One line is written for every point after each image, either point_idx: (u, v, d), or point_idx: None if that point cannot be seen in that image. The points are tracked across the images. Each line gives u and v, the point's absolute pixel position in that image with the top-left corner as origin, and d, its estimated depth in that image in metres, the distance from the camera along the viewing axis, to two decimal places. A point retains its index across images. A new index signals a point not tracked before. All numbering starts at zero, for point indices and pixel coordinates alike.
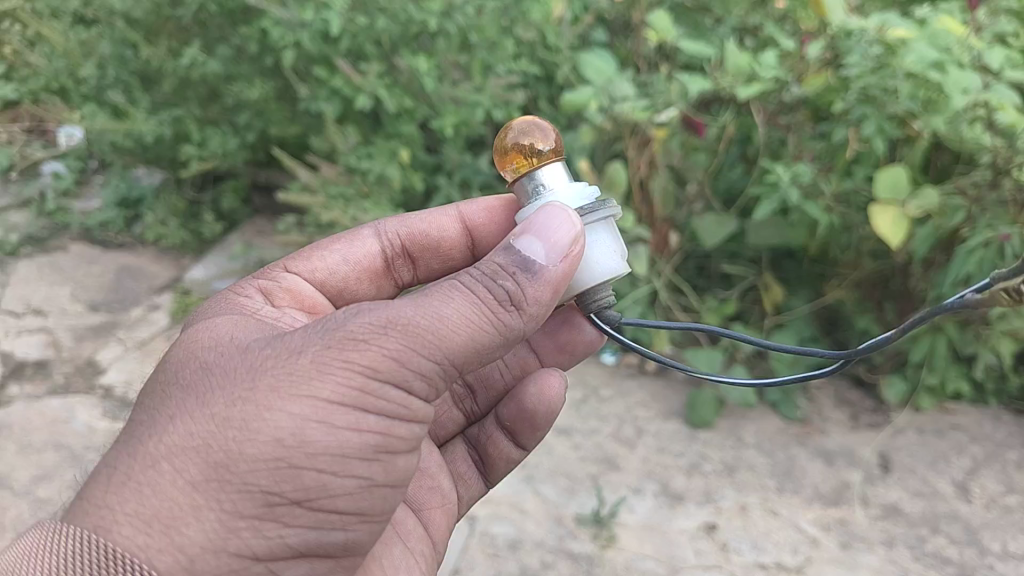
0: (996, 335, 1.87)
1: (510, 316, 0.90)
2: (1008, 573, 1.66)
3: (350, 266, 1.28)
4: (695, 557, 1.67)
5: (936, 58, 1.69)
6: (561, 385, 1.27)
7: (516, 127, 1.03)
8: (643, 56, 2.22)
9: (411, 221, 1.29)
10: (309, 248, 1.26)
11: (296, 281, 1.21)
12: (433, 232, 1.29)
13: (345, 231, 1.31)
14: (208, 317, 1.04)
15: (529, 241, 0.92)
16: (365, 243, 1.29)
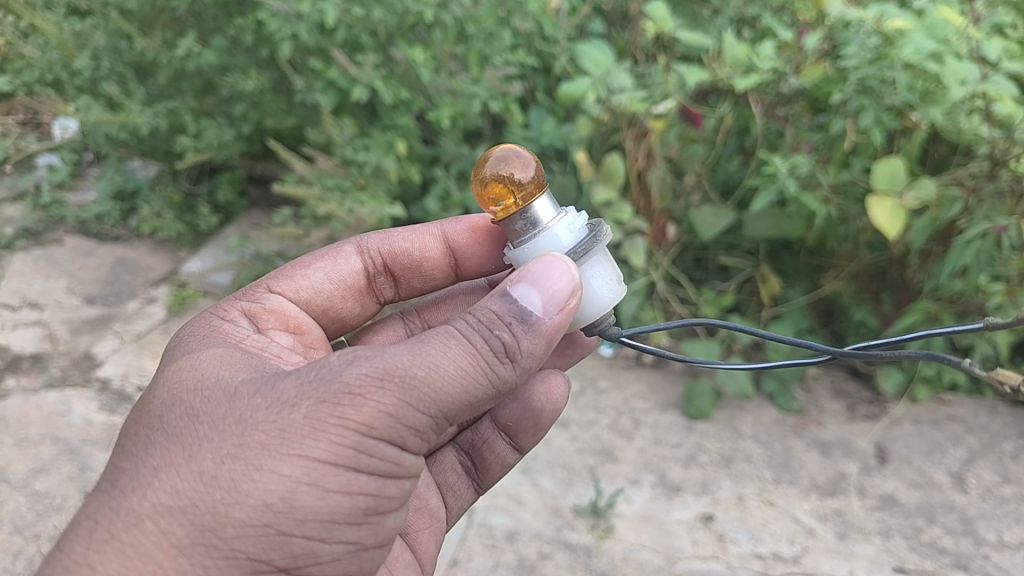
0: (993, 325, 1.86)
1: (504, 367, 0.89)
2: (1004, 563, 1.67)
3: (333, 284, 1.28)
4: (692, 547, 1.68)
5: (934, 50, 1.68)
6: (563, 387, 1.29)
7: (496, 161, 1.01)
8: (640, 47, 2.21)
9: (393, 238, 1.30)
10: (292, 268, 1.26)
11: (280, 302, 1.21)
12: (415, 249, 1.30)
13: (326, 247, 1.31)
14: (191, 347, 1.02)
15: (524, 289, 0.91)
16: (348, 261, 1.29)
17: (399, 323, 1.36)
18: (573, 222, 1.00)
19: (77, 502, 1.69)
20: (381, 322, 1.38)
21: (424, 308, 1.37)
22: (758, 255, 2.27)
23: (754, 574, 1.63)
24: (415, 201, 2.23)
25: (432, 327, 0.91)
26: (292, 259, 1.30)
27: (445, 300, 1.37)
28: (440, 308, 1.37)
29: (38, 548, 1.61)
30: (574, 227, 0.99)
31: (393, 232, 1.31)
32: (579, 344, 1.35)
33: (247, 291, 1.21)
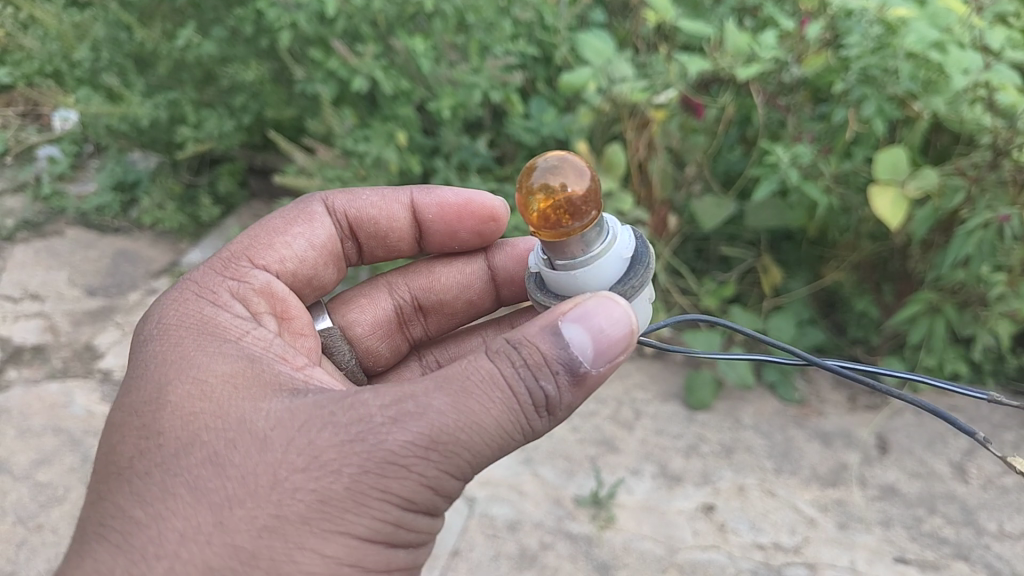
0: (994, 316, 1.85)
1: (542, 420, 0.91)
2: (1004, 553, 1.67)
3: (314, 248, 1.29)
4: (693, 537, 1.68)
5: (936, 39, 1.67)
6: None
7: (544, 168, 0.91)
8: (641, 36, 2.21)
9: (360, 200, 1.35)
10: (270, 239, 1.26)
11: (268, 279, 1.21)
12: (384, 215, 1.36)
13: (296, 209, 1.32)
14: (193, 356, 0.99)
15: (572, 327, 0.90)
16: (323, 225, 1.32)
17: (385, 298, 1.44)
18: (626, 239, 0.97)
19: (79, 494, 1.70)
20: (369, 294, 1.45)
21: (415, 286, 1.44)
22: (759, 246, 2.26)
23: (755, 564, 1.63)
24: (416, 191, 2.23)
25: (469, 366, 0.90)
26: (261, 223, 1.29)
27: (436, 279, 1.43)
28: (432, 286, 1.44)
29: (40, 539, 1.62)
30: (630, 246, 0.97)
31: (360, 194, 1.35)
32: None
33: (230, 265, 1.19)
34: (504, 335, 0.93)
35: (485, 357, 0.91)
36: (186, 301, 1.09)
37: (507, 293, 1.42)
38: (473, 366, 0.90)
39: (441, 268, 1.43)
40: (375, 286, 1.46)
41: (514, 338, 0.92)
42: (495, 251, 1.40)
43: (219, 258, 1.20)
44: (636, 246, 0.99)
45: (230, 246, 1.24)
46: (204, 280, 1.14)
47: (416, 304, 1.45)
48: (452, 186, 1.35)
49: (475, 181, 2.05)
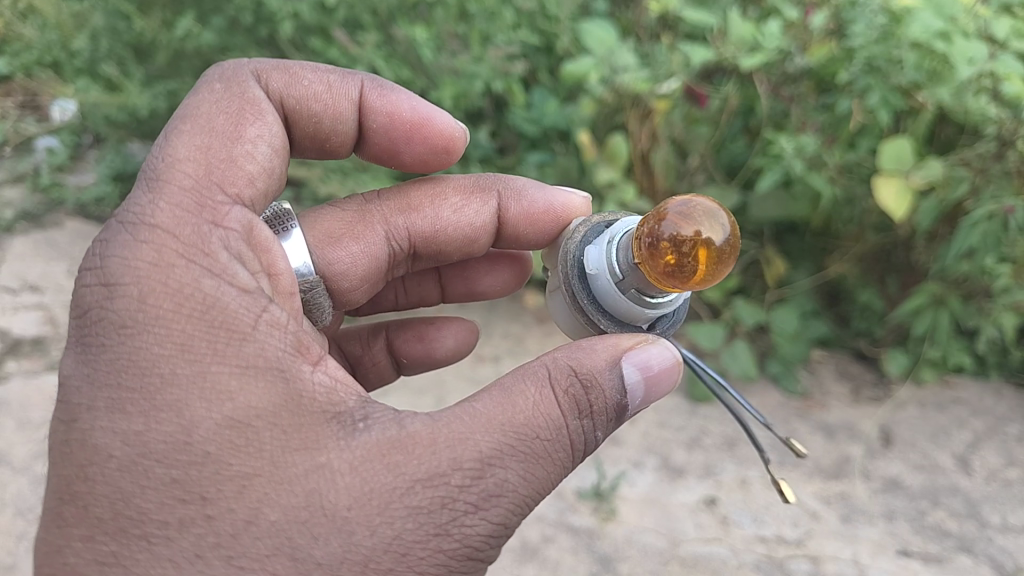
0: (998, 308, 1.87)
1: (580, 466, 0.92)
2: (1008, 546, 1.66)
3: (277, 152, 1.06)
4: (695, 530, 1.67)
5: (942, 28, 1.66)
6: (464, 339, 1.50)
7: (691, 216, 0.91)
8: (644, 27, 2.19)
9: (303, 83, 1.14)
10: (230, 151, 1.00)
11: (242, 212, 0.99)
12: (330, 104, 1.17)
13: (238, 99, 1.05)
14: (217, 378, 0.82)
15: (629, 368, 0.93)
16: (274, 119, 1.08)
17: (382, 241, 1.29)
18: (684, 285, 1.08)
19: None
20: (359, 236, 1.29)
21: (417, 235, 1.31)
22: (763, 237, 2.25)
23: (758, 556, 1.62)
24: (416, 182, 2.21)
25: (539, 417, 0.87)
26: (203, 123, 1.00)
27: (441, 228, 1.31)
28: (435, 238, 1.32)
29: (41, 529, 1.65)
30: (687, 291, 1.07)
31: (301, 75, 1.14)
32: (488, 289, 1.51)
33: (205, 201, 0.94)
34: (567, 361, 0.91)
35: (556, 397, 0.89)
36: (177, 274, 0.86)
37: (505, 245, 1.36)
38: (542, 417, 0.87)
39: (448, 217, 1.30)
40: (365, 223, 1.30)
41: (584, 372, 0.91)
42: (507, 201, 1.30)
43: (186, 191, 0.93)
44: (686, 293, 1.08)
45: (186, 171, 0.95)
46: (181, 232, 0.90)
47: (410, 250, 1.33)
48: (411, 93, 1.23)
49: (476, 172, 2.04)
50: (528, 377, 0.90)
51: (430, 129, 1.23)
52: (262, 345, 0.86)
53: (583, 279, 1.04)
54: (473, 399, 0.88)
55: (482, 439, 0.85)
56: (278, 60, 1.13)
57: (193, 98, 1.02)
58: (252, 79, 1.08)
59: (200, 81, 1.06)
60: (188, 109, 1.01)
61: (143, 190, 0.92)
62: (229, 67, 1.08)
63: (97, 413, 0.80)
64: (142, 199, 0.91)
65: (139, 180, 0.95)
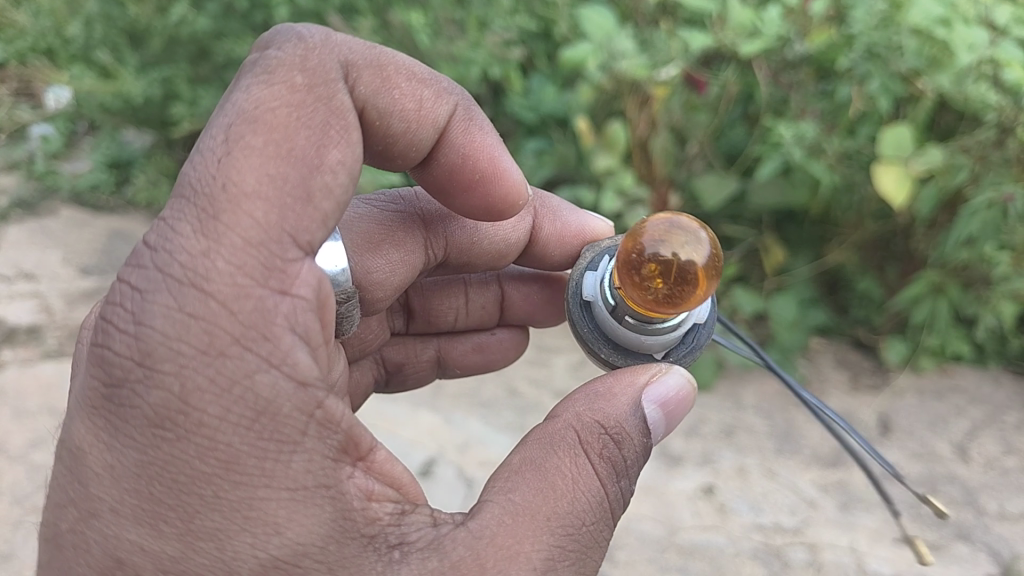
0: (999, 296, 1.85)
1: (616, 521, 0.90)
2: (1006, 534, 1.66)
3: (351, 172, 0.87)
4: (693, 518, 1.67)
5: (942, 14, 1.68)
6: (515, 356, 1.50)
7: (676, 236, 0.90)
8: (642, 13, 2.14)
9: (392, 92, 0.97)
10: (305, 183, 0.82)
11: (311, 264, 0.82)
12: (414, 117, 1.00)
13: (322, 106, 0.85)
14: (263, 508, 0.75)
15: (651, 408, 0.92)
16: (358, 136, 0.89)
17: (420, 251, 1.23)
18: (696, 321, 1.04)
19: None
20: (402, 243, 1.21)
21: (455, 246, 1.27)
22: (762, 225, 2.24)
23: (755, 545, 1.61)
24: None
25: (581, 500, 0.84)
26: (279, 139, 0.80)
27: (478, 240, 1.28)
28: (471, 250, 1.28)
29: (37, 518, 1.64)
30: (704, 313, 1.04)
31: (393, 82, 0.97)
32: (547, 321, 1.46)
33: (274, 262, 0.78)
34: (593, 419, 0.89)
35: (591, 466, 0.86)
36: (230, 368, 0.74)
37: (527, 262, 1.36)
38: (586, 497, 0.84)
39: (486, 230, 1.27)
40: (405, 229, 1.22)
41: (612, 424, 0.89)
42: (541, 218, 1.31)
43: (245, 247, 0.77)
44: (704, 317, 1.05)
45: (254, 213, 0.78)
46: (239, 308, 0.76)
47: (442, 257, 1.29)
48: (497, 138, 1.09)
49: None
50: (558, 448, 0.87)
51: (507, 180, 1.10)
52: (314, 460, 0.77)
53: (583, 305, 1.04)
54: (511, 490, 0.84)
55: (532, 549, 0.79)
56: (372, 52, 0.95)
57: (263, 91, 0.81)
58: (338, 73, 0.88)
59: (271, 56, 0.84)
60: (253, 106, 0.80)
61: (193, 230, 0.76)
62: (315, 47, 0.87)
63: (128, 519, 0.74)
64: (195, 247, 0.76)
65: (183, 201, 0.78)
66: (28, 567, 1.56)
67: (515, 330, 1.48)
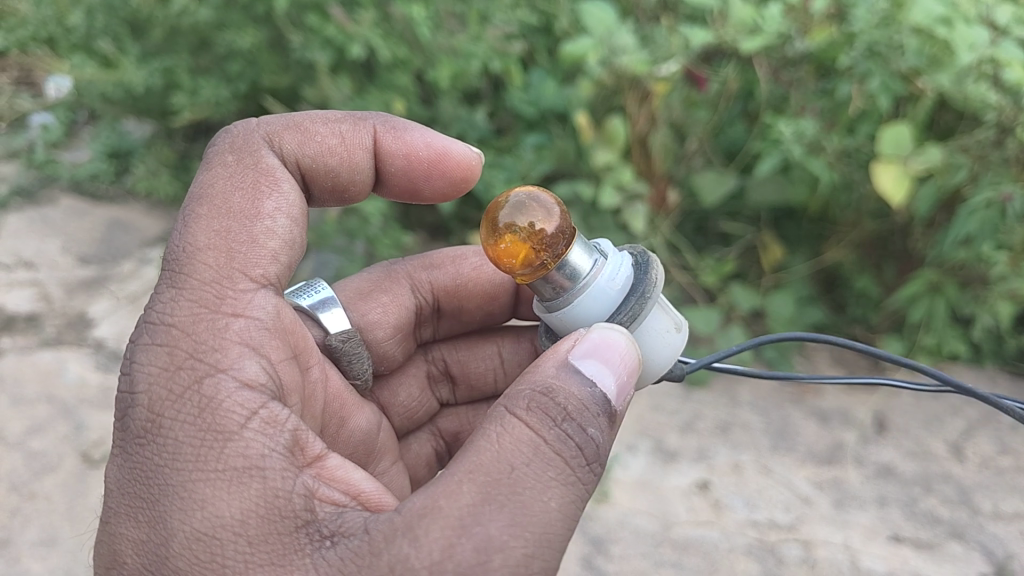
0: (995, 296, 1.86)
1: (592, 477, 0.80)
2: (999, 533, 1.66)
3: (293, 220, 1.00)
4: (687, 513, 1.68)
5: (942, 14, 1.68)
6: None
7: (519, 214, 0.88)
8: (644, 9, 2.15)
9: (315, 141, 1.06)
10: (249, 231, 0.95)
11: (267, 297, 0.94)
12: (342, 162, 1.08)
13: (252, 173, 0.99)
14: (196, 490, 0.78)
15: (591, 363, 0.83)
16: (291, 186, 1.01)
17: (407, 292, 1.31)
18: (616, 290, 0.90)
19: (73, 462, 1.73)
20: (388, 290, 1.30)
21: (441, 289, 1.32)
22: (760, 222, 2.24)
23: (749, 540, 1.62)
24: None
25: (506, 450, 0.77)
26: (220, 205, 0.95)
27: (462, 280, 1.32)
28: (458, 293, 1.33)
29: (33, 507, 1.64)
30: (617, 275, 0.90)
31: (312, 129, 1.07)
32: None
33: (226, 291, 0.91)
34: (523, 385, 0.83)
35: (521, 423, 0.79)
36: (181, 377, 0.84)
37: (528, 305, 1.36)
38: (514, 445, 0.78)
39: (465, 270, 1.32)
40: (391, 278, 1.32)
41: (537, 385, 0.82)
42: None
43: (202, 285, 0.89)
44: (624, 273, 0.91)
45: (207, 262, 0.91)
46: (195, 330, 0.87)
47: (435, 304, 1.34)
48: (422, 127, 1.13)
49: None
50: (486, 420, 0.81)
51: (450, 163, 1.13)
52: (247, 445, 0.81)
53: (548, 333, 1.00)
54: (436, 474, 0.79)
55: (447, 502, 0.74)
56: (287, 116, 1.07)
57: (205, 174, 0.98)
58: (263, 144, 1.03)
59: (211, 152, 1.02)
60: (201, 187, 0.97)
61: (165, 286, 0.90)
62: (239, 133, 1.03)
63: (111, 519, 0.82)
64: (166, 295, 0.89)
65: (163, 271, 0.92)
66: (24, 554, 1.56)
67: None
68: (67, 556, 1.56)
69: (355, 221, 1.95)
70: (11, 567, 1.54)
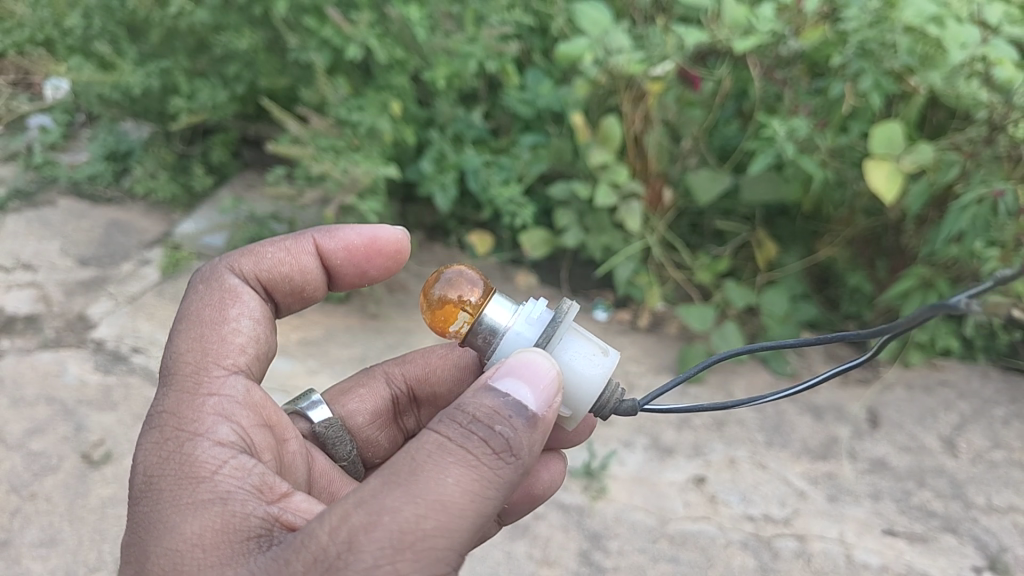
0: (987, 292, 1.88)
1: (507, 468, 0.80)
2: (992, 526, 1.69)
3: (261, 323, 1.09)
4: (684, 508, 1.70)
5: (935, 12, 1.72)
6: (556, 473, 1.27)
7: (446, 284, 0.94)
8: (638, 9, 2.17)
9: (269, 261, 1.14)
10: (217, 334, 1.04)
11: (244, 383, 1.03)
12: (294, 272, 1.15)
13: (217, 292, 1.08)
14: (166, 518, 0.86)
15: (505, 380, 0.82)
16: (253, 298, 1.10)
17: (382, 384, 1.34)
18: (532, 330, 0.89)
19: (73, 463, 1.74)
20: (367, 382, 1.35)
21: (412, 378, 1.34)
22: (755, 221, 2.25)
23: (745, 535, 1.65)
24: (410, 163, 2.19)
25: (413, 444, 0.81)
26: (194, 318, 1.06)
27: (431, 366, 1.34)
28: (428, 379, 1.34)
29: (34, 507, 1.66)
30: (531, 319, 0.90)
31: (262, 251, 1.14)
32: (579, 437, 1.26)
33: (203, 376, 1.00)
34: None
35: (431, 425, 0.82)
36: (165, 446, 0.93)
37: None
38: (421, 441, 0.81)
39: (431, 355, 1.36)
40: (368, 375, 1.36)
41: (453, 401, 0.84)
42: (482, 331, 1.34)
43: (183, 375, 0.99)
44: (541, 312, 0.90)
45: (187, 355, 1.02)
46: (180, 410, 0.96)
47: (411, 394, 1.35)
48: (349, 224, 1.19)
49: (469, 155, 2.07)
50: None
51: (386, 245, 1.19)
52: (218, 485, 0.89)
53: None
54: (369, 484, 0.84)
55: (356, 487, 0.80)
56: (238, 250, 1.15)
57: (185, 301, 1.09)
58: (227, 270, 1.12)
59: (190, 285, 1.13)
60: (185, 308, 1.08)
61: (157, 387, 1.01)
62: (206, 271, 1.12)
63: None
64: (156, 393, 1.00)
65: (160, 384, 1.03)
66: (24, 555, 1.57)
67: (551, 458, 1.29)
68: (67, 557, 1.57)
69: (353, 222, 1.97)
70: (11, 568, 1.56)
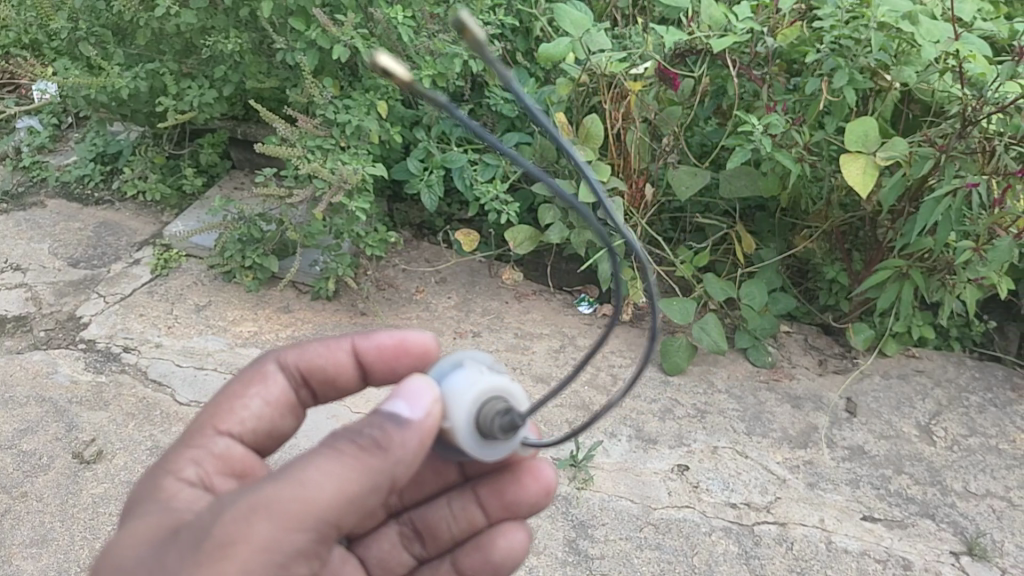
0: (962, 283, 1.93)
1: (378, 460, 0.79)
2: (968, 511, 1.75)
3: (276, 407, 1.05)
4: (668, 497, 1.74)
5: (907, 10, 1.80)
6: (524, 538, 1.14)
7: None
8: (619, 10, 2.25)
9: (310, 352, 1.07)
10: (227, 404, 1.02)
11: (228, 445, 0.99)
12: (328, 364, 1.07)
13: (253, 366, 1.06)
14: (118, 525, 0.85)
15: (389, 405, 0.83)
16: (278, 385, 1.05)
17: None
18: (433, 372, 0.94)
19: (65, 461, 1.77)
20: None
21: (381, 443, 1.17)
22: (734, 215, 2.26)
23: (728, 522, 1.69)
24: (397, 162, 2.23)
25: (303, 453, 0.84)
26: (225, 389, 1.04)
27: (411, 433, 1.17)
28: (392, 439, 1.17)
29: (25, 507, 1.68)
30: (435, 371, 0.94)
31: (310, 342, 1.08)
32: (539, 502, 1.10)
33: (198, 432, 0.98)
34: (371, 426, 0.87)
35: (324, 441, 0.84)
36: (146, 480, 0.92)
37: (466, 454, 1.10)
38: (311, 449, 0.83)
39: None
40: None
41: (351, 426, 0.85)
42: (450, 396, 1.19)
43: (183, 432, 0.99)
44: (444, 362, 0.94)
45: (204, 418, 1.00)
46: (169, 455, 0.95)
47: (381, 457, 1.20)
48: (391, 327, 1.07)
49: (455, 154, 2.11)
50: None
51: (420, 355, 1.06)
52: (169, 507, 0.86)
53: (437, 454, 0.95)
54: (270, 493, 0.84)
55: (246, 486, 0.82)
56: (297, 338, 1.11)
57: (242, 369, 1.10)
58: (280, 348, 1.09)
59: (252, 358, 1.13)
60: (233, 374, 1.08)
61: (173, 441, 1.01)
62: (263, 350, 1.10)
63: None
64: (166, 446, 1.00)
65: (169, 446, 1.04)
66: (16, 554, 1.60)
67: (514, 523, 1.14)
68: (58, 556, 1.59)
69: (341, 221, 2.00)
70: (3, 567, 1.58)
